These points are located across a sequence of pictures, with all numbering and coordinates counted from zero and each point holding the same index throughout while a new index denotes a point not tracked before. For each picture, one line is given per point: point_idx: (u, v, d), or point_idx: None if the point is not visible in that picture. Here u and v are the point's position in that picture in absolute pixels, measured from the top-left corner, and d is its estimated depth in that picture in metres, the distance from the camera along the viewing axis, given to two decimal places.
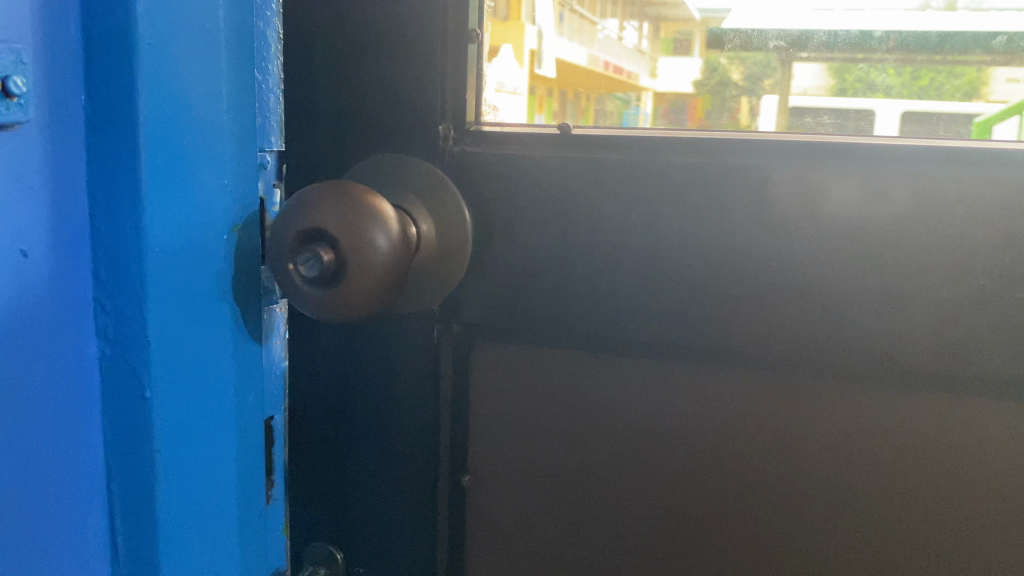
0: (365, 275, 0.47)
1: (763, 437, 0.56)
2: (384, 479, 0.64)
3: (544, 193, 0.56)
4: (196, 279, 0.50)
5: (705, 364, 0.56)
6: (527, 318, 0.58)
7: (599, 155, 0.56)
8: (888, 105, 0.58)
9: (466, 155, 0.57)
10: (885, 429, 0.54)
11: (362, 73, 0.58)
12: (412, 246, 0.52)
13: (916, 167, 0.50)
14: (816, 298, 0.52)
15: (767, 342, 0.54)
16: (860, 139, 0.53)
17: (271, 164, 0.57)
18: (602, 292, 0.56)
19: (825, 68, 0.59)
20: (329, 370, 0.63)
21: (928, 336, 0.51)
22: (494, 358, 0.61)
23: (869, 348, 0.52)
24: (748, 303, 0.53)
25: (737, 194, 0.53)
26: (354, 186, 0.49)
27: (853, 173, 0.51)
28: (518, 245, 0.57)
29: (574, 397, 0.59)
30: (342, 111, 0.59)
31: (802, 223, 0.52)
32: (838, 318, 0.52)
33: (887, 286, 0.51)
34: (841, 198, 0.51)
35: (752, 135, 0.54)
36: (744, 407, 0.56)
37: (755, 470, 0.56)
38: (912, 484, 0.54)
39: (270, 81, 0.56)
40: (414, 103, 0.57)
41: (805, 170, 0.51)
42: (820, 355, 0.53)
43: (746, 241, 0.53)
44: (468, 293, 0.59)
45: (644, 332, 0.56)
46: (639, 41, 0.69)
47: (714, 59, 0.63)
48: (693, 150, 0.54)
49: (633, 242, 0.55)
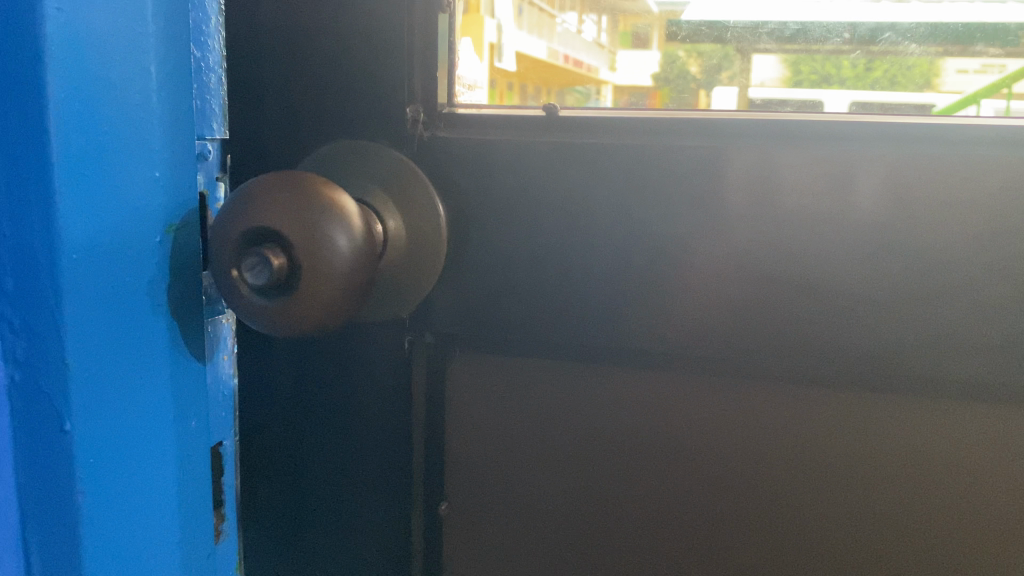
0: (323, 283, 0.40)
1: (770, 451, 0.50)
2: (350, 509, 0.56)
3: (528, 184, 0.50)
4: (125, 289, 0.42)
5: (708, 372, 0.50)
6: (509, 325, 0.52)
7: (591, 139, 0.49)
8: (834, 97, 0.55)
9: (438, 141, 0.51)
10: (915, 440, 0.48)
11: (318, 48, 0.50)
12: (380, 245, 0.46)
13: (952, 148, 0.45)
14: (837, 295, 0.47)
15: (778, 347, 0.48)
16: (880, 118, 0.47)
17: (214, 154, 0.50)
18: (594, 293, 0.50)
19: (779, 61, 0.58)
20: (285, 387, 0.56)
21: (960, 337, 0.46)
22: (473, 372, 0.54)
23: (899, 350, 0.47)
24: (759, 305, 0.48)
25: (746, 182, 0.47)
26: (309, 178, 0.42)
27: (882, 156, 0.45)
28: (499, 243, 0.51)
29: (563, 414, 0.53)
30: (293, 93, 0.52)
31: (820, 212, 0.46)
32: (860, 320, 0.47)
33: (918, 280, 0.46)
34: (867, 183, 0.45)
35: (759, 116, 0.48)
36: (755, 419, 0.50)
37: (761, 485, 0.51)
38: (935, 497, 0.49)
39: (211, 60, 0.49)
40: (377, 83, 0.50)
41: (825, 153, 0.46)
42: (841, 359, 0.47)
43: (755, 235, 0.47)
44: (442, 298, 0.52)
45: (643, 338, 0.50)
46: (598, 34, 0.69)
47: (673, 53, 0.62)
48: (695, 133, 0.48)
49: (632, 237, 0.49)
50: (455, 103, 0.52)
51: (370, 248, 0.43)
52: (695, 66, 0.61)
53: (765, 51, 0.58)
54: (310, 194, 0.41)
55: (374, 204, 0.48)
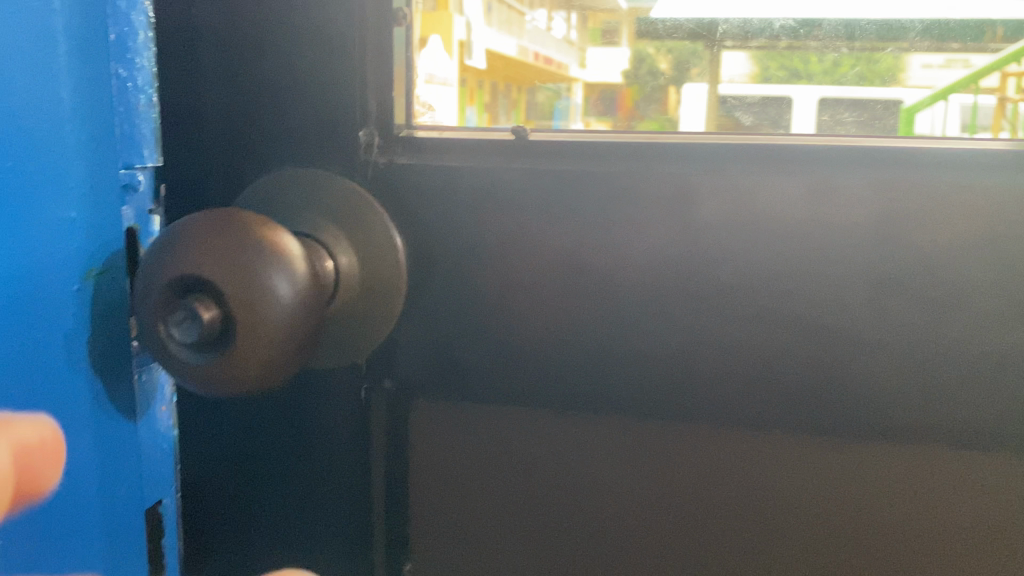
0: (262, 338, 0.36)
1: (756, 502, 0.46)
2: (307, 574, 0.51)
3: (495, 215, 0.45)
4: (32, 339, 0.39)
5: (693, 420, 0.46)
6: (476, 369, 0.47)
7: (566, 164, 0.45)
8: (805, 91, 0.55)
9: (396, 168, 0.46)
10: (923, 491, 0.44)
11: (260, 67, 0.45)
12: (328, 284, 0.41)
13: (958, 172, 0.41)
14: (834, 334, 0.43)
15: (767, 389, 0.44)
16: (873, 142, 0.43)
17: (146, 184, 0.45)
18: (567, 333, 0.46)
19: (749, 58, 0.57)
20: (231, 438, 0.51)
21: (959, 379, 0.43)
22: (437, 422, 0.49)
23: (900, 391, 0.43)
24: (745, 346, 0.44)
25: (730, 212, 0.43)
26: (240, 216, 0.37)
27: (885, 182, 0.41)
28: (464, 280, 0.46)
29: (536, 466, 0.48)
30: (234, 116, 0.46)
31: (809, 247, 0.43)
32: (854, 362, 0.43)
33: (917, 315, 0.42)
34: (864, 214, 0.42)
35: (743, 139, 0.44)
36: (749, 467, 0.46)
37: (747, 539, 0.47)
38: (932, 551, 0.45)
39: (139, 80, 0.44)
40: (326, 105, 0.45)
41: (824, 180, 0.42)
42: (841, 403, 0.44)
43: (741, 270, 0.43)
44: (403, 340, 0.48)
45: (620, 382, 0.46)
46: (568, 31, 0.68)
47: (643, 49, 0.62)
48: (675, 159, 0.44)
49: (613, 272, 0.45)
50: (412, 124, 0.47)
51: (316, 290, 0.39)
52: (665, 62, 0.61)
53: (732, 48, 0.57)
54: (244, 234, 0.36)
55: (321, 237, 0.43)
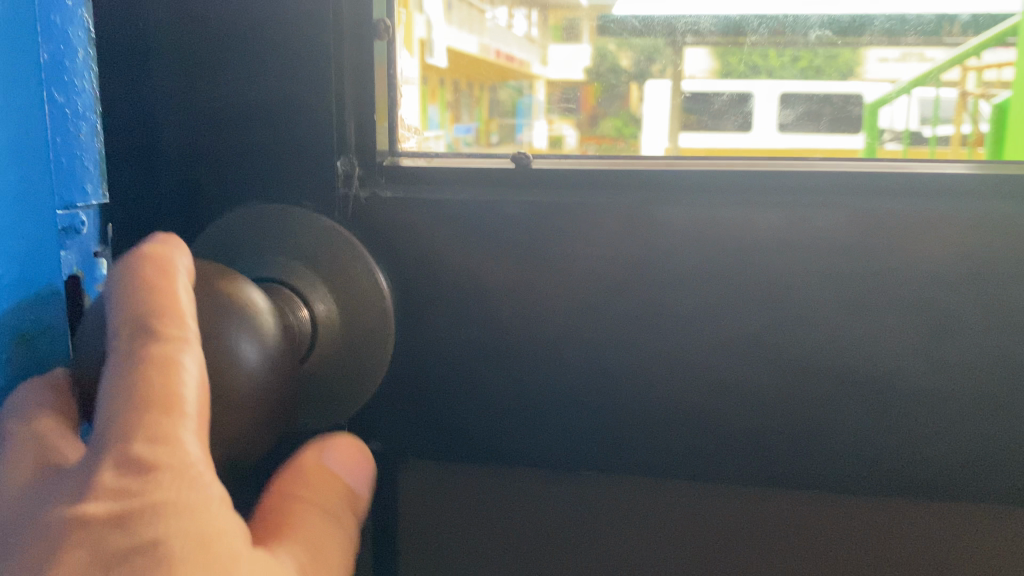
0: (238, 394, 0.30)
1: (770, 544, 0.44)
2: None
3: (488, 254, 0.42)
4: None
5: (701, 462, 0.44)
6: (471, 421, 0.44)
7: (572, 194, 0.42)
8: (765, 86, 0.62)
9: (379, 204, 0.42)
10: (937, 522, 0.43)
11: (223, 96, 0.41)
12: (304, 342, 0.37)
13: (981, 197, 0.40)
14: (848, 369, 0.42)
15: (778, 425, 0.43)
16: (873, 164, 0.41)
17: (90, 225, 0.39)
18: (568, 375, 0.43)
19: (709, 54, 0.59)
20: None
21: (971, 407, 0.42)
22: (427, 482, 0.45)
23: (916, 423, 0.42)
24: (752, 381, 0.43)
25: (736, 245, 0.41)
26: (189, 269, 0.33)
27: (904, 209, 0.40)
28: (455, 326, 0.43)
29: (536, 524, 0.45)
30: (194, 151, 0.42)
31: (817, 277, 0.41)
32: (865, 396, 0.42)
33: (931, 343, 0.41)
34: (875, 245, 0.40)
35: (743, 164, 0.42)
36: (765, 514, 0.44)
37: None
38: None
39: (80, 105, 0.38)
40: (301, 136, 0.41)
41: (841, 208, 0.40)
42: (857, 443, 0.43)
43: (749, 304, 0.42)
44: (387, 395, 0.44)
45: (624, 425, 0.44)
46: (528, 29, 0.73)
47: (604, 46, 0.65)
48: (673, 188, 0.42)
49: (624, 308, 0.42)
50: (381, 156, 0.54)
51: (290, 344, 0.34)
52: (625, 60, 0.64)
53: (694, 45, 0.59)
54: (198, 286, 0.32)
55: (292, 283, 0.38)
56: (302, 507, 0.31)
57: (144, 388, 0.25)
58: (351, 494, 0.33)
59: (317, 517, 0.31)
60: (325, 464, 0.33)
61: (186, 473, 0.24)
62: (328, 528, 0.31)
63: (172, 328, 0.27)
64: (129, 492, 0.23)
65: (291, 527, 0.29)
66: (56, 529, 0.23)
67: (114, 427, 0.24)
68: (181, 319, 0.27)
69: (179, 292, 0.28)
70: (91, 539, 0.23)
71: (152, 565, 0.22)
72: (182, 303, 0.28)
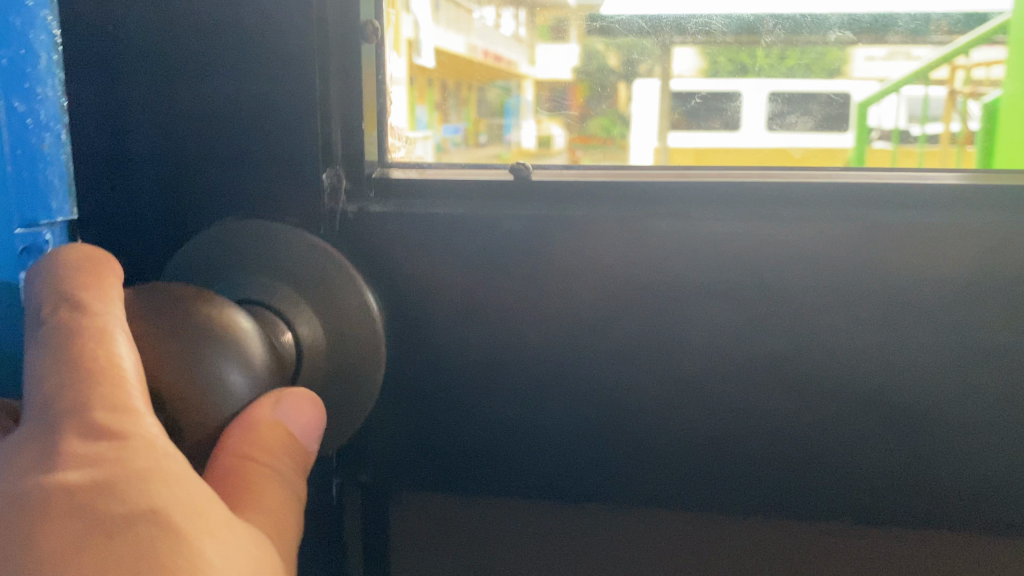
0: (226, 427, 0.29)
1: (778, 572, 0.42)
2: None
3: (483, 271, 0.40)
4: None
5: (708, 490, 0.42)
6: (466, 447, 0.42)
7: (574, 209, 0.39)
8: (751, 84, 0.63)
9: (366, 219, 0.39)
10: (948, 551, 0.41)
11: (196, 104, 0.38)
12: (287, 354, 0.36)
13: (994, 205, 0.38)
14: (862, 391, 0.40)
15: (789, 451, 0.41)
16: (880, 174, 0.39)
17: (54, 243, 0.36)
18: (569, 398, 0.41)
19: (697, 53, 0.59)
20: None
21: (987, 431, 0.40)
22: (419, 511, 0.43)
23: (932, 448, 0.40)
24: (761, 405, 0.40)
25: (745, 261, 0.39)
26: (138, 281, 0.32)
27: (920, 222, 0.38)
28: (448, 347, 0.41)
29: (535, 554, 0.43)
30: (165, 162, 0.39)
31: (830, 294, 0.39)
32: (880, 419, 0.40)
33: (948, 363, 0.39)
34: (891, 260, 0.38)
35: (747, 173, 0.40)
36: (774, 542, 0.42)
37: None
38: None
39: (43, 113, 0.35)
40: (281, 148, 0.38)
41: (855, 221, 0.38)
42: (873, 471, 0.41)
43: (758, 324, 0.40)
44: (376, 421, 0.42)
45: (627, 451, 0.41)
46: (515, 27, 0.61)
47: (591, 46, 0.59)
48: (677, 200, 0.39)
49: (626, 327, 0.40)
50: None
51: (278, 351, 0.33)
52: (613, 58, 0.60)
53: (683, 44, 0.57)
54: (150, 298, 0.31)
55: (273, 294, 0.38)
56: (259, 470, 0.28)
57: (93, 356, 0.25)
58: (302, 450, 0.30)
59: (271, 480, 0.28)
60: (279, 415, 0.30)
61: (147, 440, 0.24)
62: (283, 492, 0.28)
63: (105, 302, 0.27)
64: (100, 457, 0.23)
65: (253, 483, 0.27)
66: (33, 498, 0.22)
67: (71, 389, 0.24)
68: (111, 296, 0.28)
69: (109, 273, 0.28)
70: (72, 508, 0.22)
71: (158, 530, 0.22)
72: (111, 283, 0.28)
